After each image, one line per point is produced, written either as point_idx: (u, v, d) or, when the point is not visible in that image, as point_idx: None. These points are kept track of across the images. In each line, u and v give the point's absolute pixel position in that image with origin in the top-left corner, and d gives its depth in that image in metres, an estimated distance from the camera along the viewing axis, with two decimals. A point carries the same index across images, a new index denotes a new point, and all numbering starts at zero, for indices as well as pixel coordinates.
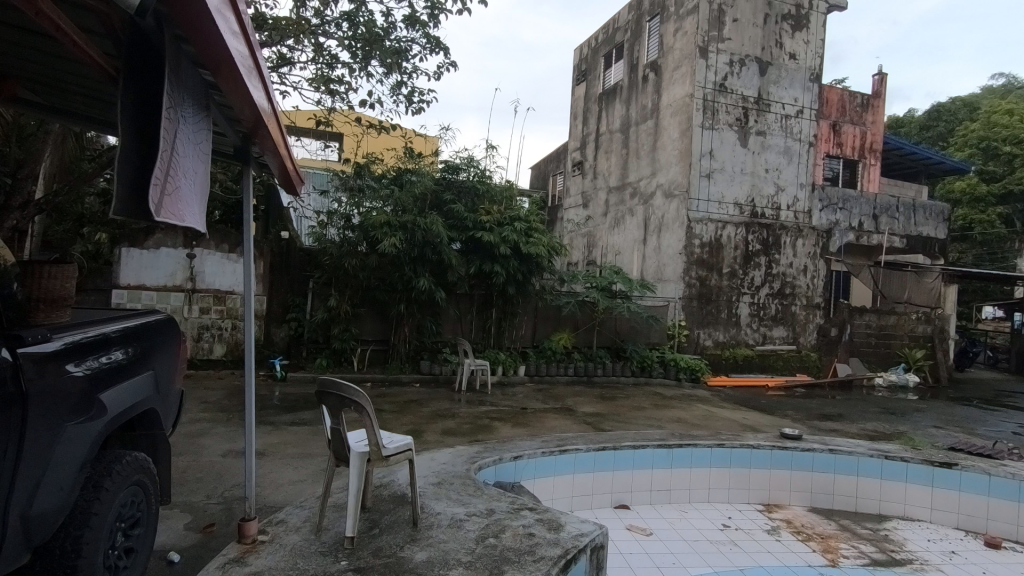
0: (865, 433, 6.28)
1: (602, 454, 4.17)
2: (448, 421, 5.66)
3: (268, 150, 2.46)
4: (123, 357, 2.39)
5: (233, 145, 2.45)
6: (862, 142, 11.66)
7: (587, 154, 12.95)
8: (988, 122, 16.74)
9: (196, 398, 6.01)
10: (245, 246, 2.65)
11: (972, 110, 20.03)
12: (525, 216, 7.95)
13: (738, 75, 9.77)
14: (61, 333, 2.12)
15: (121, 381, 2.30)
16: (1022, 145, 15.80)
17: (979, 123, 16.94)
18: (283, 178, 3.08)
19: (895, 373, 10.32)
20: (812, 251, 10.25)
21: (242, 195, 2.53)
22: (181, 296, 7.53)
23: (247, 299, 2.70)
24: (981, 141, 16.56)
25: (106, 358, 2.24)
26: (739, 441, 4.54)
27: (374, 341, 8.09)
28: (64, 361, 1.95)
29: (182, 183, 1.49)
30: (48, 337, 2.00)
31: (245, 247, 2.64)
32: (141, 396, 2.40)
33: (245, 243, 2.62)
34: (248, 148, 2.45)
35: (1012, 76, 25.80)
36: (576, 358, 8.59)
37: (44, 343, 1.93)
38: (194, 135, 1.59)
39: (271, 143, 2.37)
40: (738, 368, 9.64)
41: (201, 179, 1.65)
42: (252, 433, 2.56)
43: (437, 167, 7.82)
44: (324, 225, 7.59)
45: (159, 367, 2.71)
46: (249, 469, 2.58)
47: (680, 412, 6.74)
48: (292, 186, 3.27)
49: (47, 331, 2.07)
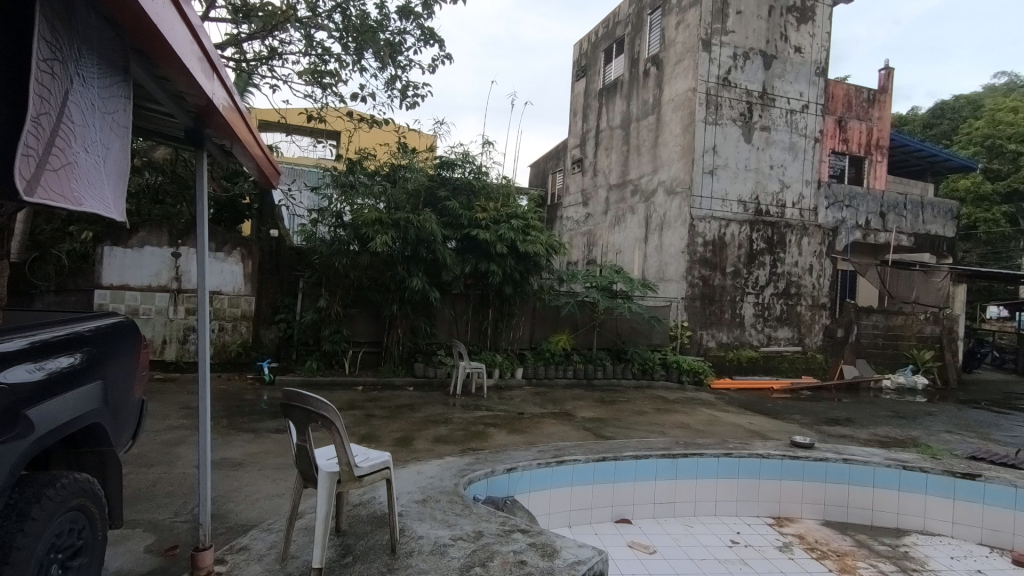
0: (875, 440, 6.03)
1: (602, 464, 3.91)
2: (441, 427, 5.40)
3: (225, 134, 2.27)
4: (73, 363, 2.17)
5: (184, 127, 2.24)
6: (868, 139, 11.41)
7: (588, 151, 12.67)
8: (992, 120, 16.47)
9: (179, 403, 5.77)
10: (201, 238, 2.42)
11: (975, 108, 19.79)
12: (523, 213, 7.69)
13: (742, 69, 9.51)
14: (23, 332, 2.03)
15: (60, 393, 2.04)
16: None
17: (983, 121, 16.67)
18: (256, 170, 2.89)
19: (904, 375, 10.03)
20: (818, 250, 9.98)
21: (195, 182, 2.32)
22: (166, 297, 7.26)
23: (202, 308, 2.43)
24: (985, 139, 16.29)
25: (63, 362, 2.10)
26: (747, 450, 4.28)
27: (366, 343, 7.83)
28: (23, 362, 1.88)
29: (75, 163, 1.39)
30: (10, 335, 1.95)
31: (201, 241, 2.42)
32: (83, 409, 2.14)
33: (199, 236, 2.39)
34: (202, 130, 2.25)
35: (1014, 76, 25.58)
36: (576, 361, 8.32)
37: (4, 342, 1.88)
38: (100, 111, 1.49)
39: (225, 125, 2.17)
40: (742, 370, 9.40)
41: (109, 154, 1.52)
42: (209, 459, 2.34)
43: (432, 162, 7.57)
44: (314, 223, 7.33)
45: (113, 375, 2.47)
46: (205, 496, 2.35)
47: (684, 416, 6.48)
48: (267, 179, 3.07)
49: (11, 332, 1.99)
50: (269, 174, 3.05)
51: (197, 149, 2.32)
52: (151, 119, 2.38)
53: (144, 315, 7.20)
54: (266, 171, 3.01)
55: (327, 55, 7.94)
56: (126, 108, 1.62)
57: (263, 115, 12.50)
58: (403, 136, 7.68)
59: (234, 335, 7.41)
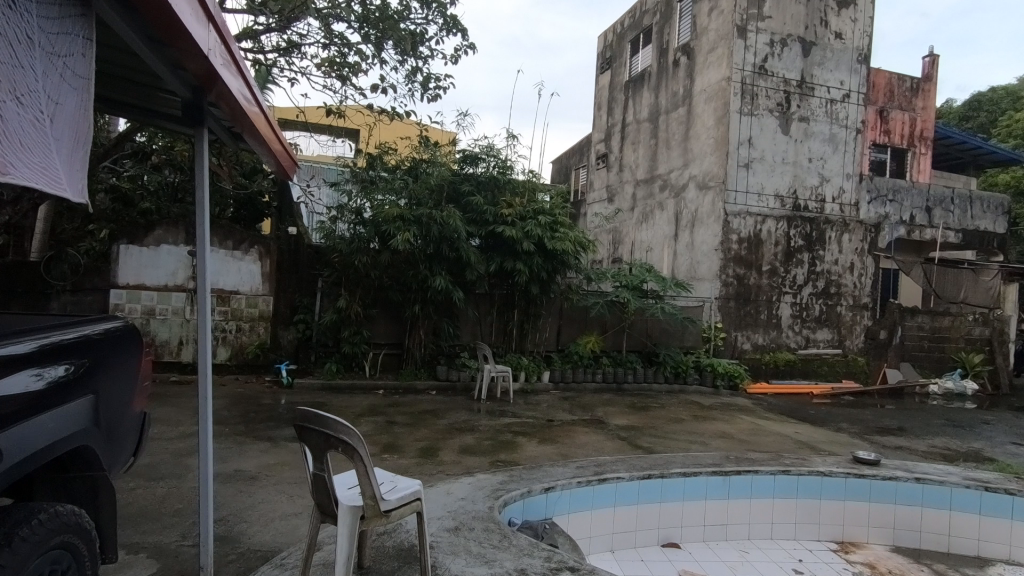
0: (935, 453, 5.56)
1: (646, 482, 3.55)
2: (467, 436, 5.08)
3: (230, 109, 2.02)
4: (76, 373, 1.96)
5: (182, 99, 1.99)
6: (911, 130, 10.83)
7: (613, 145, 12.25)
8: None
9: (194, 408, 5.53)
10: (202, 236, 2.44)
11: (1016, 99, 18.90)
12: (550, 209, 7.35)
13: (779, 56, 9.03)
14: (31, 333, 1.91)
15: (49, 411, 1.78)
16: None
17: None
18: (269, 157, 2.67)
19: (952, 379, 9.44)
20: (859, 247, 9.46)
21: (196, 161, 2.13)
22: (183, 297, 7.06)
23: (204, 309, 2.47)
24: None
25: (63, 370, 1.90)
26: (806, 466, 3.88)
27: (387, 344, 7.56)
28: (29, 365, 1.75)
29: (17, 124, 1.15)
30: (20, 336, 1.83)
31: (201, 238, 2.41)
32: (70, 431, 1.86)
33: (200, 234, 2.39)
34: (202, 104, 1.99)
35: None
36: (605, 364, 7.95)
37: (12, 343, 1.75)
38: (42, 59, 1.24)
39: (230, 97, 1.91)
40: (779, 374, 8.96)
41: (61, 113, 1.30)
42: (211, 472, 2.39)
43: (454, 157, 7.21)
44: (334, 220, 7.04)
45: (114, 389, 2.22)
46: (207, 512, 2.40)
47: (724, 425, 6.07)
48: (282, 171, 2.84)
49: (19, 332, 1.87)
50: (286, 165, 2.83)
51: (197, 127, 2.08)
52: (145, 91, 2.13)
53: (161, 316, 7.00)
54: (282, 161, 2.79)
55: (347, 46, 7.66)
56: (85, 53, 1.38)
57: (282, 112, 12.32)
58: (426, 130, 7.37)
59: (251, 337, 7.24)
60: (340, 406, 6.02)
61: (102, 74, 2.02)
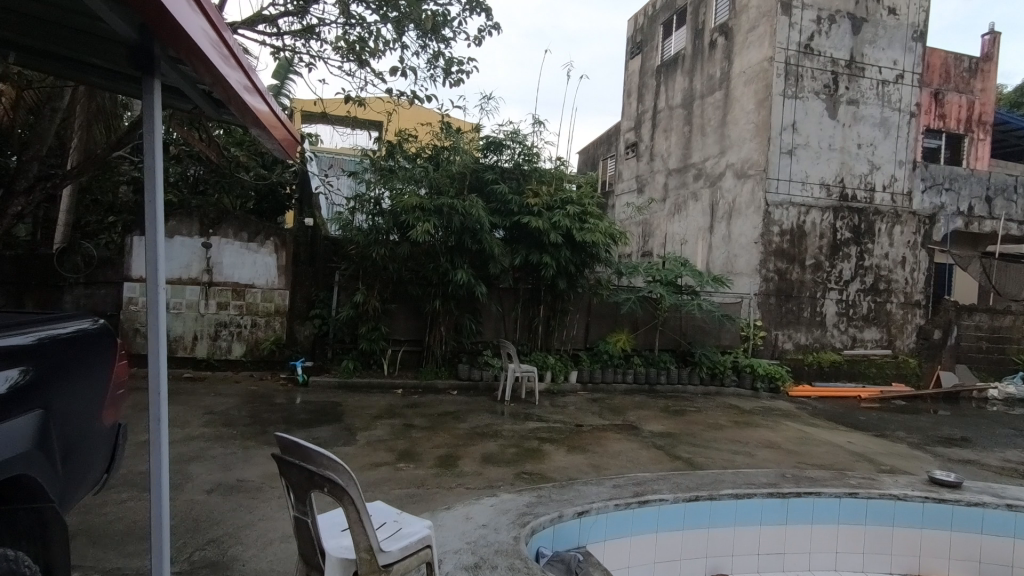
0: (1010, 471, 4.98)
1: (694, 505, 3.12)
2: (490, 442, 4.70)
3: (197, 70, 1.65)
4: (48, 376, 1.76)
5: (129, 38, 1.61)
6: (968, 114, 10.05)
7: (643, 134, 11.69)
8: None
9: (205, 407, 5.28)
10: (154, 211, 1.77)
11: None
12: (579, 198, 6.91)
13: (827, 34, 8.39)
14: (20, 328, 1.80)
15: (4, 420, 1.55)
16: None
17: None
18: (267, 138, 2.35)
19: (1013, 383, 8.74)
20: (911, 240, 8.78)
21: (146, 120, 1.75)
22: (197, 290, 6.83)
23: (156, 310, 1.78)
24: None
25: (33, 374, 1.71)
26: (876, 489, 3.40)
27: (406, 341, 7.22)
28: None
29: None
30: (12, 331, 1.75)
31: (155, 211, 1.75)
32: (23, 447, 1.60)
33: (150, 213, 1.74)
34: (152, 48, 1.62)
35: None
36: (637, 363, 7.49)
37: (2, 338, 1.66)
38: None
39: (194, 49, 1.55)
40: (823, 375, 8.38)
41: None
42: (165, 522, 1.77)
43: (476, 145, 6.79)
44: (352, 211, 6.71)
45: (92, 396, 1.99)
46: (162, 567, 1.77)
47: (768, 432, 5.57)
48: (283, 151, 2.52)
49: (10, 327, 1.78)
50: (285, 142, 2.50)
51: (146, 78, 1.71)
52: (90, 40, 1.78)
53: (174, 310, 6.76)
54: (282, 140, 2.46)
55: (366, 28, 7.29)
56: None
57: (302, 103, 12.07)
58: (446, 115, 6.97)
59: (267, 332, 7.00)
60: (356, 407, 5.70)
61: (42, 18, 1.71)
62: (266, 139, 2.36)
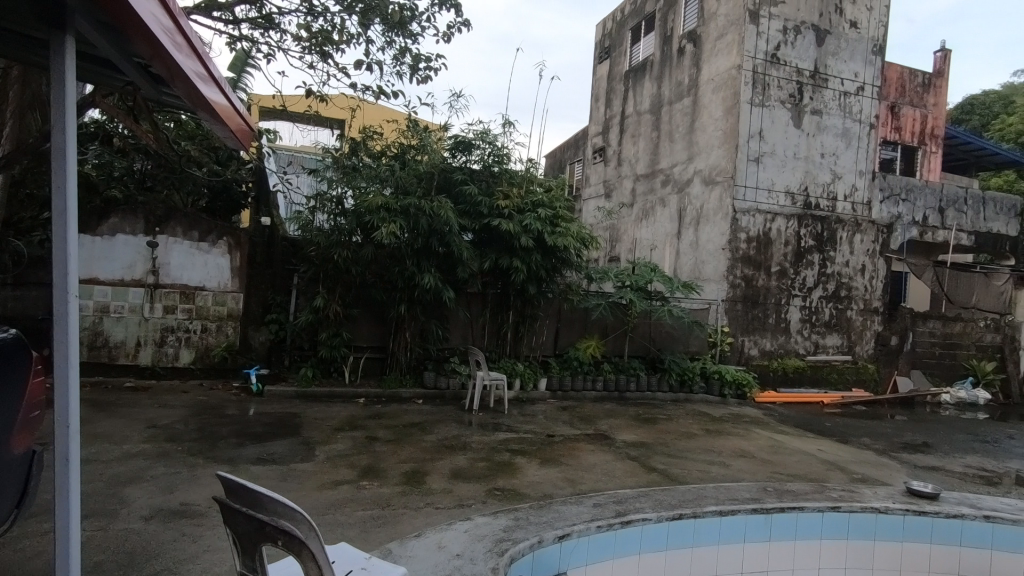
0: (973, 477, 5.06)
1: (677, 524, 2.97)
2: (459, 455, 4.46)
3: (137, 40, 1.42)
4: None
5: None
6: (922, 127, 10.43)
7: (611, 139, 11.67)
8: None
9: (147, 421, 4.85)
10: (64, 203, 1.50)
11: (1008, 103, 18.59)
12: (550, 201, 6.76)
13: (793, 45, 8.52)
14: None
15: None
16: None
17: (1017, 117, 15.82)
18: (219, 126, 2.07)
19: (963, 389, 9.07)
20: (871, 248, 8.99)
21: (54, 88, 1.49)
22: (141, 292, 6.36)
23: (65, 322, 1.48)
24: (1019, 136, 15.40)
25: None
26: (857, 502, 3.34)
27: (369, 348, 6.89)
28: None
29: None
30: None
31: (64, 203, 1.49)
32: None
33: (57, 203, 1.46)
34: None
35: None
36: (607, 370, 7.38)
37: None
38: None
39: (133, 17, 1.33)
40: (788, 382, 8.47)
41: None
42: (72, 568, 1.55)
43: (444, 145, 6.48)
44: (312, 210, 6.36)
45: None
46: None
47: (740, 441, 5.52)
48: (237, 141, 2.23)
49: None
50: (240, 133, 2.23)
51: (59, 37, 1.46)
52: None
53: (116, 314, 6.27)
54: (236, 129, 2.18)
55: (330, 19, 6.95)
56: None
57: (260, 99, 11.55)
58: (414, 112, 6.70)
59: (218, 338, 6.58)
60: (316, 418, 5.36)
61: None
62: (217, 127, 2.07)
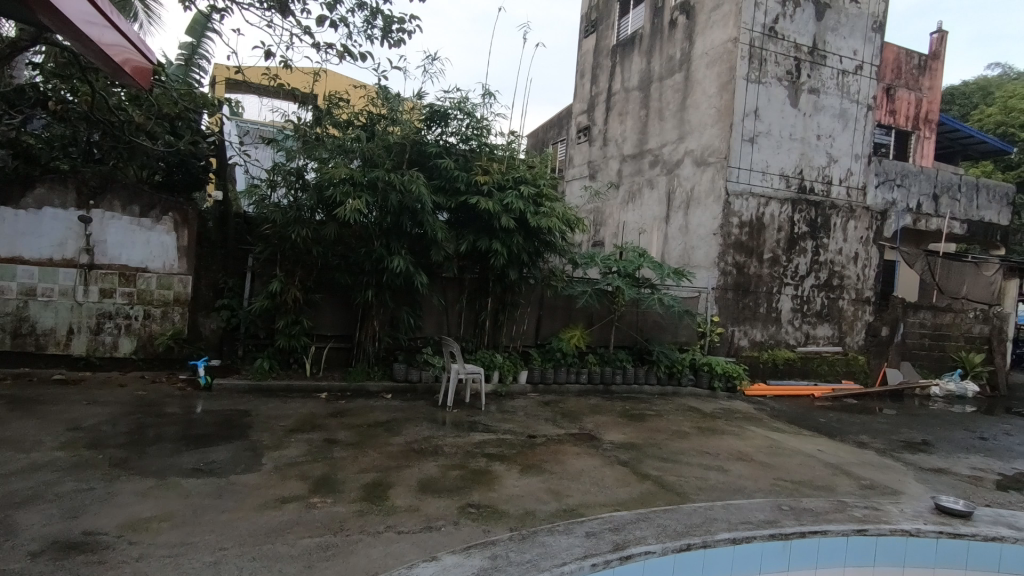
0: (983, 480, 4.73)
1: (685, 556, 2.49)
2: (430, 462, 3.94)
3: None
4: None
5: None
6: (916, 111, 10.12)
7: (597, 117, 11.10)
8: (1005, 107, 15.54)
9: (69, 422, 4.22)
10: None
11: (985, 94, 18.57)
12: (534, 178, 6.18)
13: (791, 18, 8.03)
14: None
15: None
16: None
17: (995, 107, 15.77)
18: (111, 66, 2.56)
19: (952, 381, 8.84)
20: (864, 236, 8.64)
21: None
22: (73, 274, 5.65)
23: None
24: (997, 126, 15.33)
25: None
26: (884, 523, 2.90)
27: (334, 337, 6.32)
28: None
29: None
30: None
31: None
32: None
33: None
34: None
35: (1009, 68, 24.62)
36: (592, 362, 6.90)
37: None
38: None
39: None
40: (777, 374, 8.13)
41: None
42: None
43: (418, 114, 5.82)
44: (269, 185, 5.71)
45: None
46: None
47: (736, 441, 5.09)
48: (131, 77, 2.68)
49: None
50: (134, 70, 2.67)
51: None
52: None
53: (44, 297, 5.56)
54: (131, 68, 2.65)
55: None
56: None
57: (221, 67, 10.68)
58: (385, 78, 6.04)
59: (164, 325, 5.92)
60: (269, 417, 4.78)
61: None
62: (109, 66, 2.54)
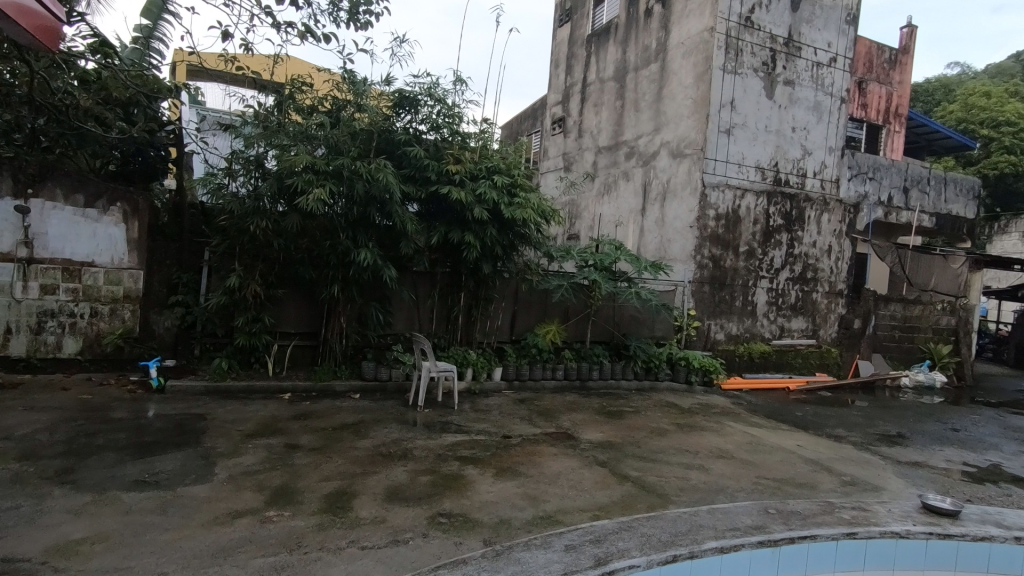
0: (959, 473, 4.71)
1: (670, 568, 2.32)
2: (399, 467, 3.70)
3: None
4: None
5: None
6: (887, 105, 10.21)
7: (571, 108, 10.91)
8: (965, 104, 15.92)
9: (0, 430, 3.85)
10: None
11: (947, 92, 19.04)
12: (508, 168, 5.96)
13: (767, 8, 7.96)
14: None
15: None
16: (1000, 128, 14.94)
17: (956, 104, 16.14)
18: (14, 27, 2.22)
19: (922, 372, 8.96)
20: (838, 228, 8.66)
21: None
22: (10, 269, 5.21)
23: None
24: (958, 123, 15.69)
25: None
26: (874, 525, 2.78)
27: (298, 334, 6.02)
28: None
29: None
30: None
31: None
32: None
33: None
34: None
35: (967, 68, 25.32)
36: (568, 358, 6.73)
37: None
38: None
39: None
40: (753, 367, 8.10)
41: None
42: None
43: (385, 100, 5.54)
44: (226, 174, 5.36)
45: None
46: None
47: (715, 438, 4.98)
48: (38, 38, 2.35)
49: None
50: (40, 30, 2.34)
51: None
52: None
53: None
54: (38, 28, 2.32)
55: None
56: None
57: (180, 52, 10.15)
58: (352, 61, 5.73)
59: (113, 323, 5.55)
60: (226, 421, 4.48)
61: None
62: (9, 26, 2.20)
